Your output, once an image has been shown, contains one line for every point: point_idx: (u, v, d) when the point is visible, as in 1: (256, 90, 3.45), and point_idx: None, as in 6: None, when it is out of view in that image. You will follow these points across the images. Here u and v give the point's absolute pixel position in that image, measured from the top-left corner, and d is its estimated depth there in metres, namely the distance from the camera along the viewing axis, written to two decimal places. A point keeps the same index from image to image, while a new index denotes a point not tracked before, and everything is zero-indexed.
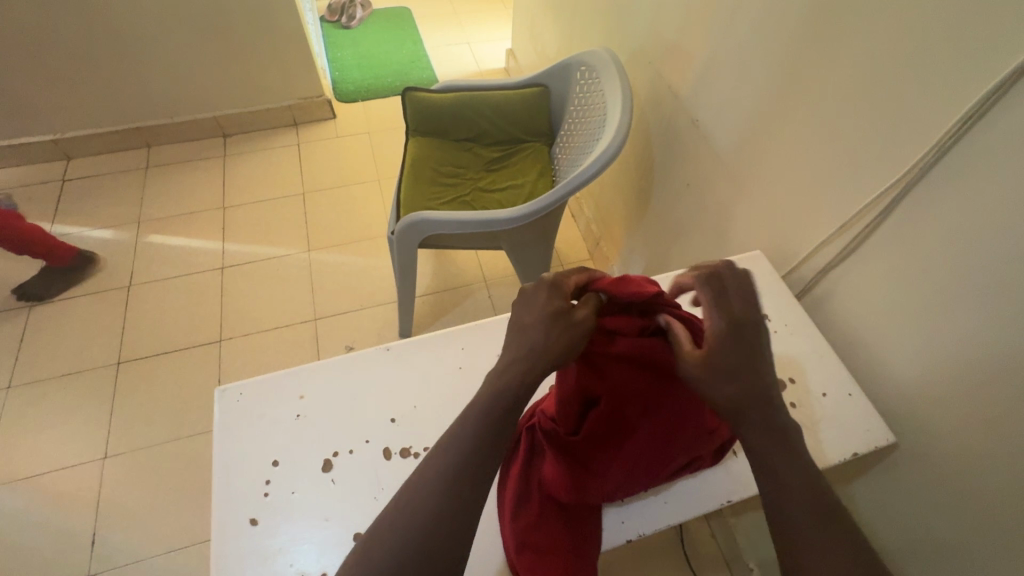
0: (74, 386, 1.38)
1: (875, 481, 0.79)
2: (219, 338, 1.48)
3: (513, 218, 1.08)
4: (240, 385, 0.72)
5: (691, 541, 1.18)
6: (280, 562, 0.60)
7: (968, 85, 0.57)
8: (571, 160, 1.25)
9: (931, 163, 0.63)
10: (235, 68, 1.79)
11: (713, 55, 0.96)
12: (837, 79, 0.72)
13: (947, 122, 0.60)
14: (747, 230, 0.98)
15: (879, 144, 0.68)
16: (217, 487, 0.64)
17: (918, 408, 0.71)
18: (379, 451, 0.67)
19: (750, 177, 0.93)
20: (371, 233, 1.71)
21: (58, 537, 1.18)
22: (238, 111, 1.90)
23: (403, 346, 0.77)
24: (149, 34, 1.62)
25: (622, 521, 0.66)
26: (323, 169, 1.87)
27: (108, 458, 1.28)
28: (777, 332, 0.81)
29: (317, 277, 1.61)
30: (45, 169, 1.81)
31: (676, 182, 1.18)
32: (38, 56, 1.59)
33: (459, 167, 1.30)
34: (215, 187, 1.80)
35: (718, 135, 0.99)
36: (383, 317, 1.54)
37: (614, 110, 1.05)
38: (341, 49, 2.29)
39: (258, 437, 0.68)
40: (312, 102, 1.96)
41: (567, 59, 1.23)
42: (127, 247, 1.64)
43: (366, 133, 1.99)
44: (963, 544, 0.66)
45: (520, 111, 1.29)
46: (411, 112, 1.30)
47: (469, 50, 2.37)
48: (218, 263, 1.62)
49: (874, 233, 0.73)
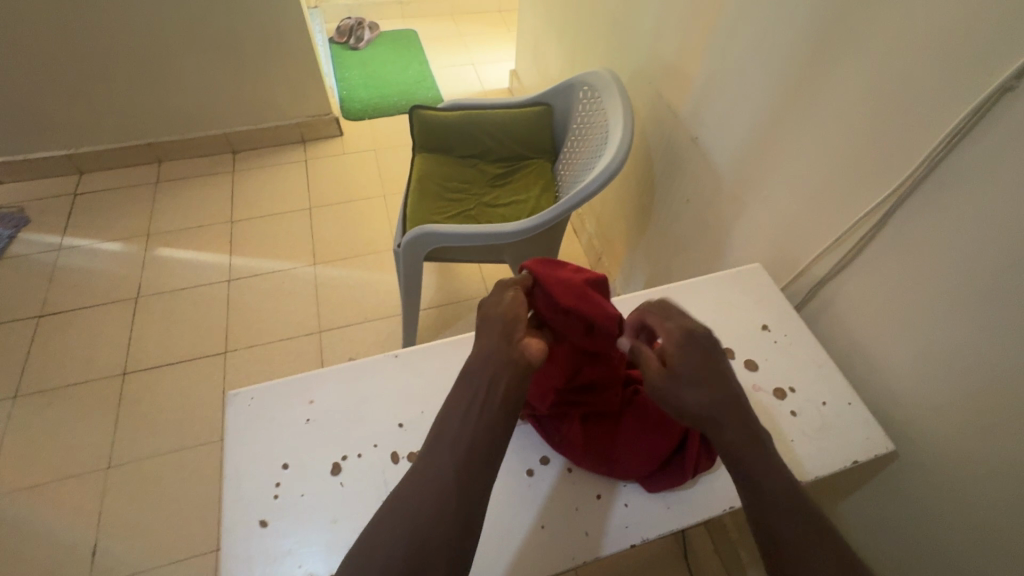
0: (80, 397, 1.38)
1: (879, 491, 0.78)
2: (224, 350, 1.49)
3: (519, 230, 1.09)
4: (251, 389, 0.73)
5: (695, 556, 1.17)
6: (287, 564, 0.60)
7: (952, 107, 0.60)
8: (574, 176, 1.27)
9: (921, 177, 0.65)
10: (246, 86, 1.84)
11: (710, 76, 1.00)
12: (832, 95, 0.75)
13: (938, 135, 0.62)
14: (746, 244, 0.99)
15: (872, 162, 0.71)
16: (229, 488, 0.65)
17: (914, 418, 0.72)
18: (387, 455, 0.68)
19: (748, 192, 0.96)
20: (376, 247, 1.74)
21: (58, 549, 1.17)
22: (248, 127, 1.94)
23: (410, 352, 0.78)
24: (166, 53, 1.67)
25: (625, 504, 0.66)
26: (330, 185, 1.91)
27: (111, 468, 1.28)
28: (776, 341, 0.82)
29: (322, 290, 1.63)
30: (58, 183, 1.84)
31: (676, 198, 1.20)
32: (59, 74, 1.64)
33: (464, 182, 1.32)
34: (225, 201, 1.84)
35: (716, 152, 1.02)
36: (388, 330, 1.56)
37: (616, 126, 1.08)
38: (349, 68, 2.36)
39: (269, 440, 0.69)
40: (320, 120, 2.01)
41: (569, 80, 1.27)
42: (136, 259, 1.66)
43: (372, 150, 2.03)
44: (967, 553, 0.66)
45: (524, 128, 1.32)
46: (418, 129, 1.34)
47: (474, 70, 2.43)
48: (225, 275, 1.64)
49: (869, 245, 0.74)
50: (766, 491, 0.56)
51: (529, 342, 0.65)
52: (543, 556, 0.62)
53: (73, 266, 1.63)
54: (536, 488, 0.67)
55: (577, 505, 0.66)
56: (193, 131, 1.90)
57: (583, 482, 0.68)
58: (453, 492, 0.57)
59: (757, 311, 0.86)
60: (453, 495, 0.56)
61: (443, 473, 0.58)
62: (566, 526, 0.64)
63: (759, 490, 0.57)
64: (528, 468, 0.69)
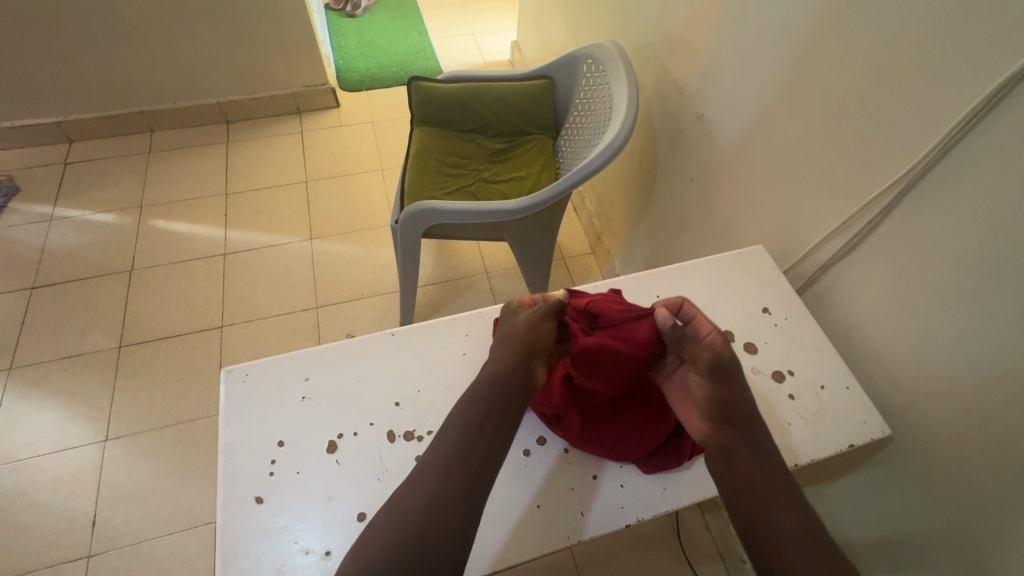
0: (75, 369, 1.38)
1: (873, 474, 0.79)
2: (220, 324, 1.48)
3: (520, 207, 1.07)
4: (245, 366, 0.73)
5: (687, 533, 1.20)
6: (284, 539, 0.60)
7: (969, 89, 0.57)
8: (576, 153, 1.25)
9: (936, 158, 0.62)
10: (238, 54, 1.78)
11: (718, 50, 0.97)
12: (843, 75, 0.72)
13: (956, 116, 0.59)
14: (750, 225, 0.98)
15: (883, 144, 0.69)
16: (224, 465, 0.64)
17: (912, 404, 0.71)
18: (382, 433, 0.68)
19: (753, 172, 0.93)
20: (374, 222, 1.72)
21: (58, 519, 1.18)
22: (242, 97, 1.89)
23: (406, 331, 0.77)
24: (154, 19, 1.62)
25: (620, 485, 0.67)
26: (328, 158, 1.87)
27: (109, 441, 1.28)
28: (777, 325, 0.81)
29: (319, 265, 1.61)
30: (48, 152, 1.80)
31: (680, 176, 1.17)
32: (44, 39, 1.58)
33: (463, 157, 1.30)
34: (220, 173, 1.80)
35: (723, 129, 0.99)
36: (386, 306, 1.55)
37: (621, 101, 1.05)
38: (346, 37, 2.28)
39: (263, 417, 0.68)
40: (316, 90, 1.95)
41: (572, 53, 1.23)
42: (130, 231, 1.64)
43: (369, 123, 1.99)
44: (959, 536, 0.67)
45: (525, 102, 1.29)
46: (415, 101, 1.30)
47: (474, 41, 2.36)
48: (221, 250, 1.62)
49: (876, 230, 0.73)
50: (757, 482, 0.57)
51: (539, 371, 0.65)
52: (538, 534, 0.63)
53: (65, 237, 1.61)
54: (532, 468, 0.67)
55: (573, 487, 0.66)
56: (185, 100, 1.86)
57: (580, 462, 0.68)
58: (457, 493, 0.56)
59: (758, 293, 0.85)
60: (457, 497, 0.55)
61: (446, 471, 0.57)
62: (562, 507, 0.65)
63: (750, 481, 0.57)
64: (524, 448, 0.69)
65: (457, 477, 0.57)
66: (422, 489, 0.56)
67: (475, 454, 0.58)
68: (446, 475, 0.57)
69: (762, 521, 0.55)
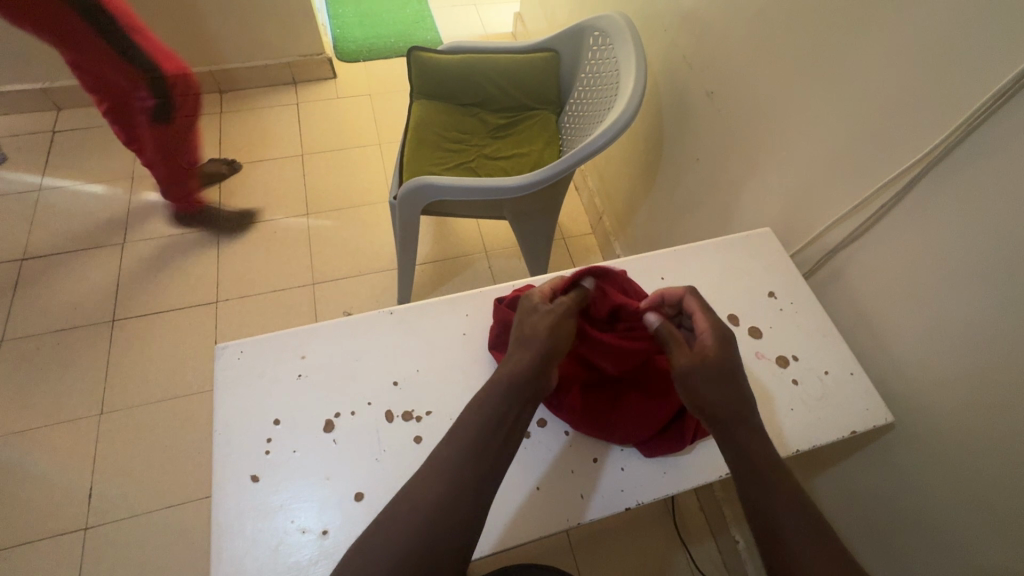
0: (68, 342, 1.36)
1: (871, 460, 0.79)
2: (215, 300, 1.46)
3: (521, 185, 1.04)
4: (239, 343, 0.71)
5: (681, 512, 1.21)
6: (280, 519, 0.59)
7: (995, 68, 0.55)
8: (580, 130, 1.21)
9: (956, 141, 0.60)
10: (231, 21, 1.72)
11: (730, 24, 0.93)
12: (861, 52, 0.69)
13: (979, 97, 0.56)
14: (757, 207, 0.96)
15: (899, 126, 0.66)
16: (218, 443, 0.63)
17: (916, 391, 0.71)
18: (380, 414, 0.67)
19: (763, 152, 0.91)
20: (371, 198, 1.68)
21: (53, 491, 1.18)
22: (236, 66, 1.84)
23: (405, 310, 0.75)
24: None
25: (621, 468, 0.66)
26: (324, 131, 1.82)
27: (104, 415, 1.28)
28: (782, 309, 0.80)
29: (315, 241, 1.59)
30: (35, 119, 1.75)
31: (686, 155, 1.15)
32: None
33: (463, 133, 1.27)
34: (213, 144, 1.76)
35: (732, 107, 0.96)
36: (383, 284, 1.53)
37: (628, 77, 1.02)
38: (343, 5, 2.21)
39: (258, 395, 0.67)
40: (312, 60, 1.90)
41: (578, 25, 1.18)
42: (121, 203, 1.60)
43: (367, 96, 1.94)
44: (956, 523, 0.67)
45: (528, 75, 1.25)
46: (414, 73, 1.26)
47: (476, 12, 2.29)
48: (215, 223, 1.59)
49: (888, 214, 0.71)
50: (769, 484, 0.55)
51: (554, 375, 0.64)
52: (539, 517, 0.62)
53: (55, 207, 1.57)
54: (533, 450, 0.67)
55: (574, 470, 0.66)
56: None
57: (581, 445, 0.67)
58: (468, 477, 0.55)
59: (764, 277, 0.83)
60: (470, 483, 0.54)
61: (457, 457, 0.56)
62: (564, 490, 0.64)
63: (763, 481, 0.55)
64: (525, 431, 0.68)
65: (470, 464, 0.55)
66: (432, 475, 0.55)
67: (487, 442, 0.57)
68: (456, 461, 0.55)
69: (774, 520, 0.53)
